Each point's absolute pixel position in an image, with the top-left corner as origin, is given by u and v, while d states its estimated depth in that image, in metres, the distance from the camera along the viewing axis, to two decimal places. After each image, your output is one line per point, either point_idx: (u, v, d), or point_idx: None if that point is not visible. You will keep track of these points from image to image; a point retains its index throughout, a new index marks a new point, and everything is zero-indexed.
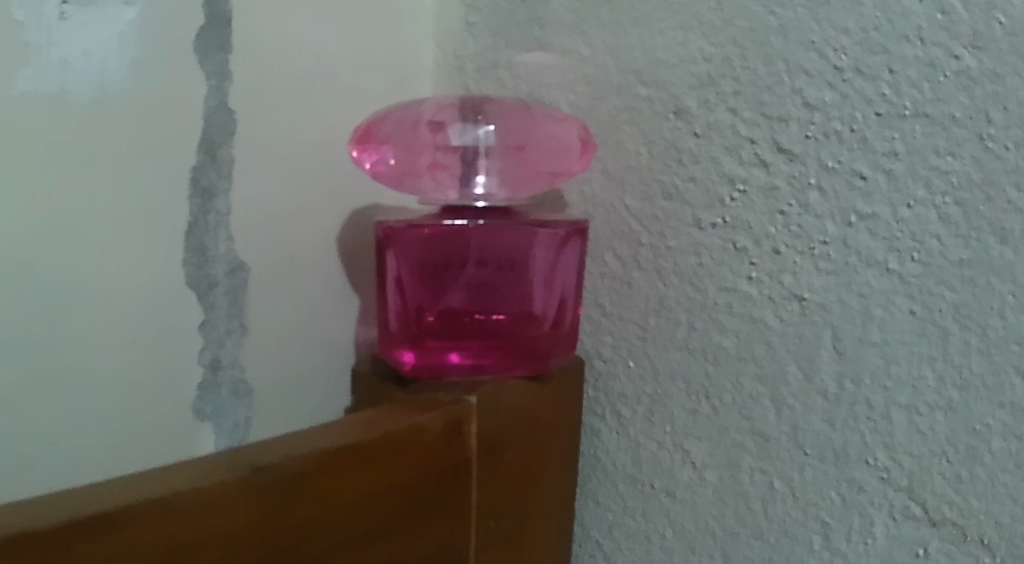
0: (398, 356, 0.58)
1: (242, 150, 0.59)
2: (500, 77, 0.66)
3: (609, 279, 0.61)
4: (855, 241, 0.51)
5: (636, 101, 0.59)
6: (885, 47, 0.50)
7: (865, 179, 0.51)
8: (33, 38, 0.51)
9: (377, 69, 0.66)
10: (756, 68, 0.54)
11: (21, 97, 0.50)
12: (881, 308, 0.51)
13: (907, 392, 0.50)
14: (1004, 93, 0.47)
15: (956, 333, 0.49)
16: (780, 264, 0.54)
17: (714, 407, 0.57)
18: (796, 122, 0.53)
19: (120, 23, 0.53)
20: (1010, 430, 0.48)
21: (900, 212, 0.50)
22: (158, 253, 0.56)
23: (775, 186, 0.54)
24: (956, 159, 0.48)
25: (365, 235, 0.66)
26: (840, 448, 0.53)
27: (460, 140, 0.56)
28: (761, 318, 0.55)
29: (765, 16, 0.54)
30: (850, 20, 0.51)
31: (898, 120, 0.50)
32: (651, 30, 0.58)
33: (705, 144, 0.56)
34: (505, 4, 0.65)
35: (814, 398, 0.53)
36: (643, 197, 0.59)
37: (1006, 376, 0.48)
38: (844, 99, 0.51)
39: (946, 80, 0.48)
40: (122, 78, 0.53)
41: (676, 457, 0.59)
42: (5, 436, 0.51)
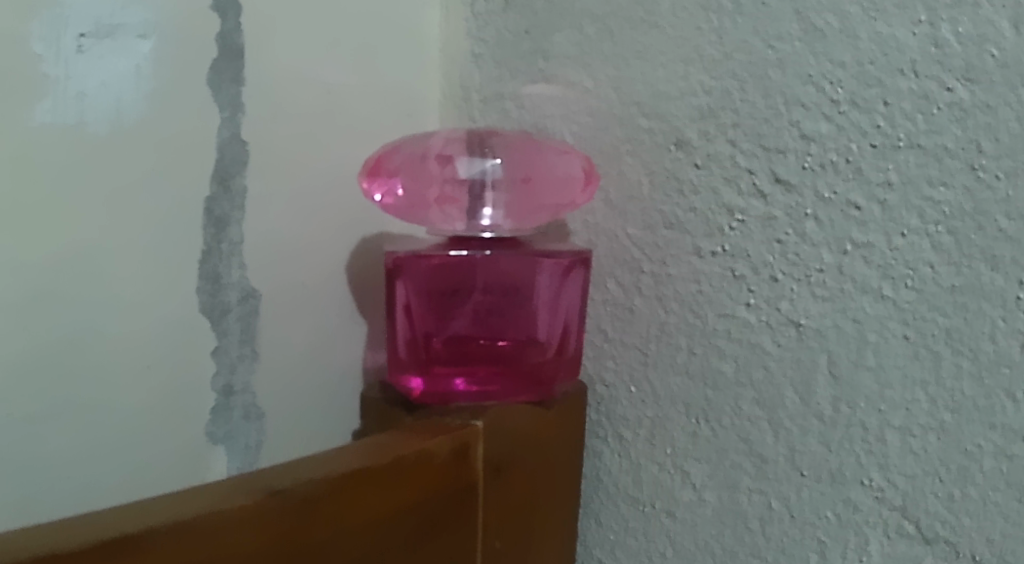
0: (406, 382, 0.59)
1: (255, 181, 0.60)
2: (505, 108, 0.68)
3: (612, 306, 0.63)
4: (850, 269, 0.53)
5: (638, 132, 0.61)
6: (881, 80, 0.52)
7: (860, 210, 0.53)
8: (52, 70, 0.52)
9: (386, 102, 0.68)
10: (754, 101, 0.56)
11: (39, 128, 0.52)
12: (875, 333, 0.53)
13: (901, 415, 0.52)
14: (995, 124, 0.49)
15: (948, 357, 0.51)
16: (778, 291, 0.56)
17: (713, 429, 0.58)
18: (793, 153, 0.55)
19: (136, 55, 0.55)
20: (1001, 450, 0.50)
21: (894, 241, 0.52)
22: (173, 280, 0.57)
23: (773, 216, 0.55)
24: (949, 189, 0.50)
25: (374, 263, 0.67)
26: (836, 469, 0.54)
27: (467, 173, 0.58)
28: (759, 343, 0.56)
29: (764, 50, 0.56)
30: (847, 53, 0.53)
31: (892, 151, 0.52)
32: (652, 63, 0.60)
33: (705, 174, 0.58)
34: (511, 36, 0.68)
35: (811, 421, 0.55)
36: (645, 226, 0.61)
37: (997, 399, 0.50)
38: (840, 131, 0.53)
39: (939, 112, 0.51)
40: (138, 109, 0.55)
41: (676, 478, 0.60)
42: (26, 459, 0.52)
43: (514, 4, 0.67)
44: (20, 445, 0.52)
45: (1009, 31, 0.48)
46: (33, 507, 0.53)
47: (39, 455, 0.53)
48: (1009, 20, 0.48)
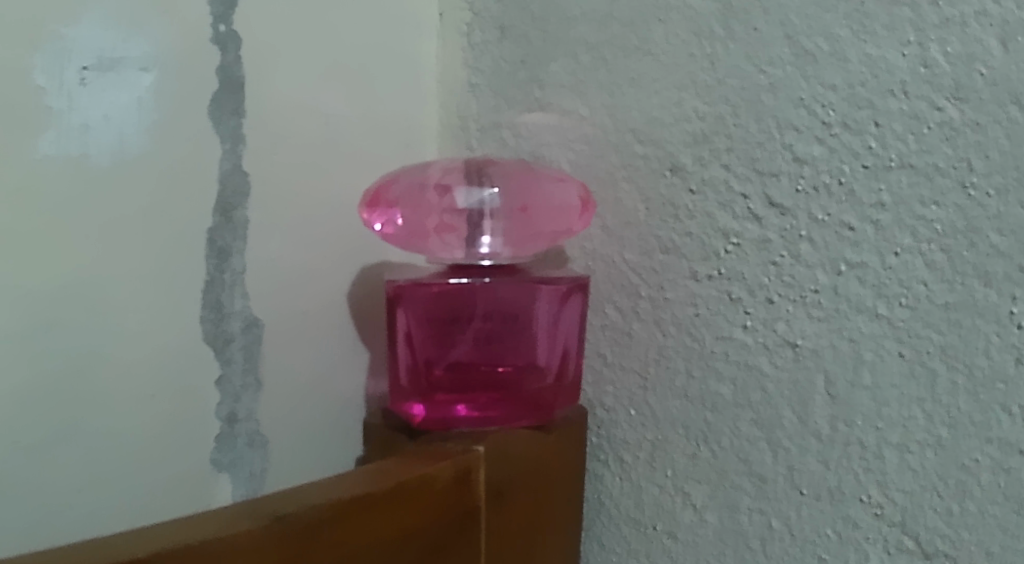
0: (408, 409, 0.60)
1: (257, 211, 0.61)
2: (502, 137, 0.69)
3: (611, 331, 0.63)
4: (845, 289, 0.54)
5: (634, 158, 0.62)
6: (871, 101, 0.53)
7: (854, 230, 0.53)
8: (56, 102, 0.53)
9: (384, 131, 0.69)
10: (747, 125, 0.57)
11: (43, 160, 0.53)
12: (871, 352, 0.53)
13: (898, 432, 0.52)
14: (985, 142, 0.50)
15: (943, 374, 0.51)
16: (774, 312, 0.56)
17: (713, 451, 0.59)
18: (786, 176, 0.55)
19: (138, 88, 0.56)
20: (999, 463, 0.50)
21: (888, 260, 0.52)
22: (177, 308, 0.58)
23: (768, 239, 0.56)
24: (941, 208, 0.51)
25: (374, 291, 0.68)
26: (835, 487, 0.55)
27: (466, 202, 0.59)
28: (756, 364, 0.57)
29: (756, 75, 0.57)
30: (837, 76, 0.54)
31: (884, 172, 0.52)
32: (646, 90, 0.61)
33: (700, 200, 0.59)
34: (507, 65, 0.69)
35: (809, 440, 0.55)
36: (641, 251, 0.62)
37: (993, 413, 0.50)
38: (832, 153, 0.54)
39: (929, 132, 0.51)
40: (141, 141, 0.56)
41: (677, 500, 0.60)
42: (33, 486, 0.53)
43: (510, 33, 0.69)
44: (23, 472, 0.53)
45: (997, 50, 0.49)
46: (36, 535, 0.53)
47: (43, 482, 0.53)
48: (996, 38, 0.49)
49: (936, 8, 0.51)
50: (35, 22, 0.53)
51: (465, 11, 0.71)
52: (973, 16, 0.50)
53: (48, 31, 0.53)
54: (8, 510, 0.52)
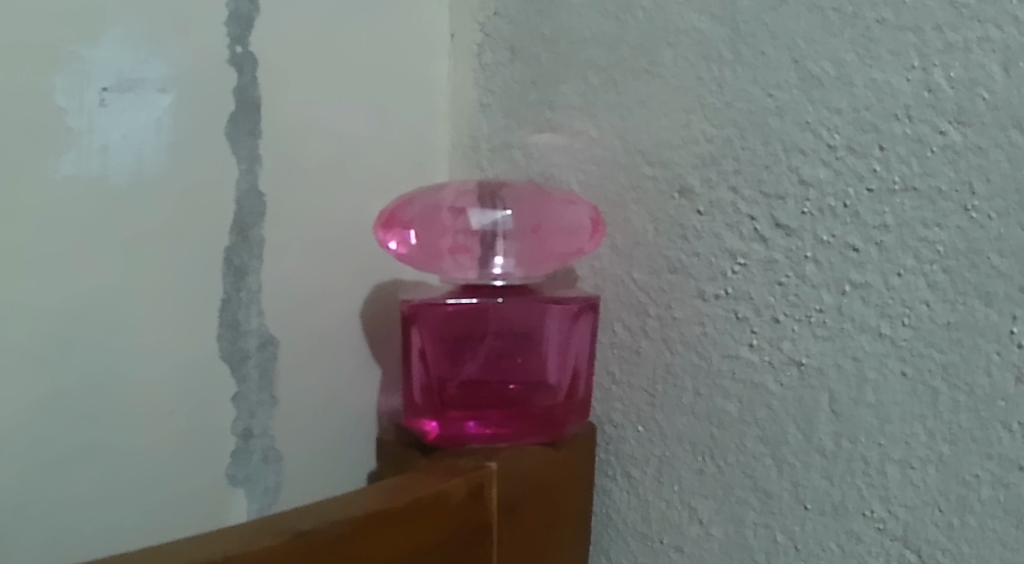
0: (421, 426, 0.61)
1: (273, 231, 0.63)
2: (512, 156, 0.71)
3: (619, 348, 0.64)
4: (850, 309, 0.55)
5: (643, 179, 0.63)
6: (876, 125, 0.54)
7: (858, 252, 0.54)
8: (76, 123, 0.55)
9: (397, 152, 0.70)
10: (754, 148, 0.58)
11: (64, 179, 0.54)
12: (874, 371, 0.54)
13: (901, 448, 0.54)
14: (987, 165, 0.51)
15: (945, 392, 0.52)
16: (780, 332, 0.57)
17: (719, 466, 0.60)
18: (792, 198, 0.57)
19: (156, 109, 0.58)
20: (999, 479, 0.51)
21: (891, 281, 0.53)
22: (193, 326, 0.59)
23: (774, 259, 0.57)
24: (943, 230, 0.52)
25: (388, 308, 0.69)
26: (839, 502, 0.56)
27: (479, 223, 0.60)
28: (762, 383, 0.58)
29: (764, 98, 0.58)
30: (843, 100, 0.55)
31: (888, 195, 0.54)
32: (655, 112, 0.63)
33: (708, 221, 0.60)
34: (517, 87, 0.70)
35: (814, 456, 0.56)
36: (649, 270, 0.63)
37: (994, 430, 0.51)
38: (838, 176, 0.55)
39: (933, 155, 0.52)
40: (159, 161, 0.58)
41: (684, 514, 0.61)
42: (51, 500, 0.54)
43: (521, 55, 0.70)
44: (41, 485, 0.54)
45: (999, 74, 0.51)
46: (54, 549, 0.54)
47: (61, 495, 0.54)
48: (999, 63, 0.51)
49: (940, 34, 0.52)
50: (56, 43, 0.54)
51: (475, 32, 0.73)
52: (976, 41, 0.51)
53: (70, 52, 0.55)
54: (28, 523, 0.53)
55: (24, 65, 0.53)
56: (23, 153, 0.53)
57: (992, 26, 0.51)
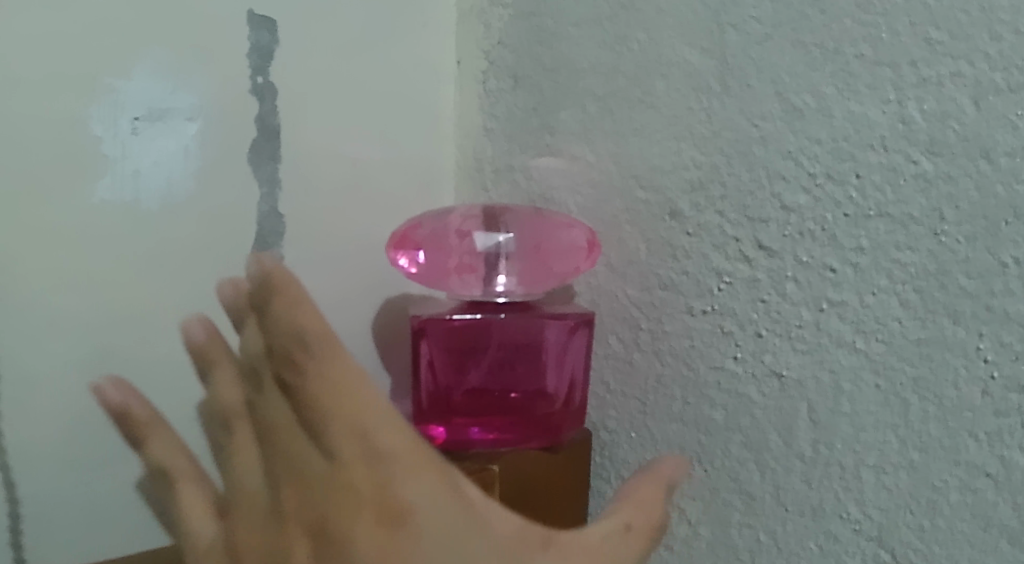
0: (429, 431, 0.65)
1: (291, 251, 0.69)
2: (515, 178, 0.76)
3: (613, 359, 0.69)
4: (827, 325, 0.59)
5: (636, 202, 0.68)
6: (853, 154, 0.58)
7: (835, 272, 0.59)
8: (111, 151, 0.62)
9: (407, 174, 0.76)
10: (740, 174, 0.62)
11: (100, 202, 0.61)
12: (850, 382, 0.58)
13: (875, 454, 0.58)
14: (956, 193, 0.55)
15: (915, 403, 0.56)
16: (763, 345, 0.62)
17: (706, 470, 0.64)
18: (774, 222, 0.61)
19: (184, 137, 0.64)
20: (965, 484, 0.55)
21: (866, 299, 0.58)
22: (217, 333, 0.66)
23: (757, 278, 0.62)
24: (914, 252, 0.56)
25: (398, 320, 0.75)
26: (818, 504, 0.60)
27: (483, 245, 0.64)
28: (746, 393, 0.62)
29: (749, 128, 0.62)
30: (823, 131, 0.59)
31: (864, 220, 0.57)
32: (649, 139, 0.67)
33: (697, 242, 0.64)
34: (520, 112, 0.75)
35: (794, 461, 0.61)
36: (642, 287, 0.67)
37: (961, 438, 0.55)
38: (817, 203, 0.59)
39: (905, 183, 0.56)
40: (187, 186, 0.65)
41: (674, 514, 0.66)
42: (94, 492, 0.62)
43: (523, 82, 0.75)
44: (78, 472, 0.62)
45: (970, 107, 0.54)
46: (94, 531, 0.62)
47: (100, 488, 0.62)
48: (969, 97, 0.54)
49: (914, 69, 0.56)
50: (92, 79, 0.61)
51: (480, 60, 0.77)
52: (948, 77, 0.55)
53: (105, 85, 0.61)
54: (71, 513, 0.62)
55: (64, 102, 0.60)
56: (62, 181, 0.60)
57: (964, 62, 0.54)
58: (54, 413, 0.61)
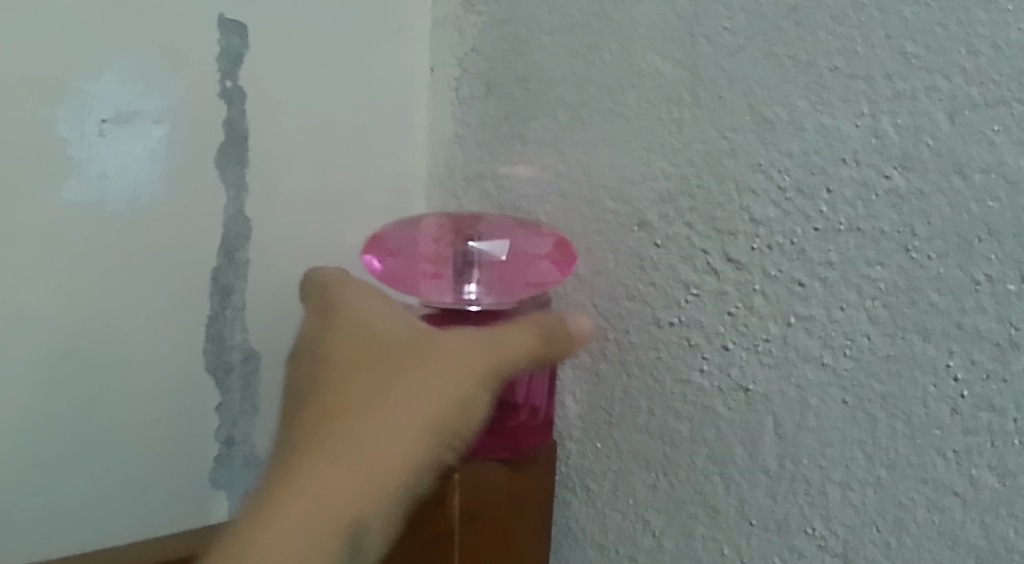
0: None
1: (257, 254, 0.69)
2: (485, 187, 0.75)
3: (581, 370, 0.69)
4: (794, 339, 0.59)
5: (605, 213, 0.67)
6: (824, 168, 0.58)
7: (803, 286, 0.58)
8: (77, 152, 0.62)
9: (375, 180, 0.76)
10: (709, 187, 0.62)
11: (66, 203, 0.61)
12: (817, 398, 0.58)
13: (841, 470, 0.58)
14: (928, 209, 0.55)
15: (883, 420, 0.56)
16: (729, 358, 0.61)
17: (671, 482, 0.64)
18: (743, 235, 0.61)
19: (152, 139, 0.64)
20: (933, 502, 0.55)
21: (835, 314, 0.58)
22: (182, 337, 0.66)
23: (725, 291, 0.61)
24: (884, 268, 0.56)
25: None
26: (782, 519, 0.60)
27: (453, 252, 0.65)
28: (712, 406, 0.62)
29: (719, 140, 0.62)
30: (794, 144, 0.59)
31: (834, 234, 0.57)
32: (619, 150, 0.67)
33: (665, 253, 0.64)
34: (491, 120, 0.75)
35: (759, 476, 0.60)
36: (610, 298, 0.67)
37: (929, 456, 0.55)
38: (786, 216, 0.59)
39: (876, 199, 0.56)
40: (153, 188, 0.64)
41: (638, 526, 0.66)
42: (56, 496, 0.62)
43: (495, 90, 0.74)
44: (40, 476, 0.62)
45: (944, 123, 0.54)
46: (54, 536, 0.62)
47: (61, 490, 0.62)
48: (945, 112, 0.54)
49: (889, 83, 0.56)
50: (59, 78, 0.61)
51: (454, 68, 0.77)
52: (923, 91, 0.55)
53: (70, 86, 0.61)
54: (30, 517, 0.61)
55: (30, 103, 0.60)
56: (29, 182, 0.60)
57: (940, 76, 0.54)
58: (19, 412, 0.61)
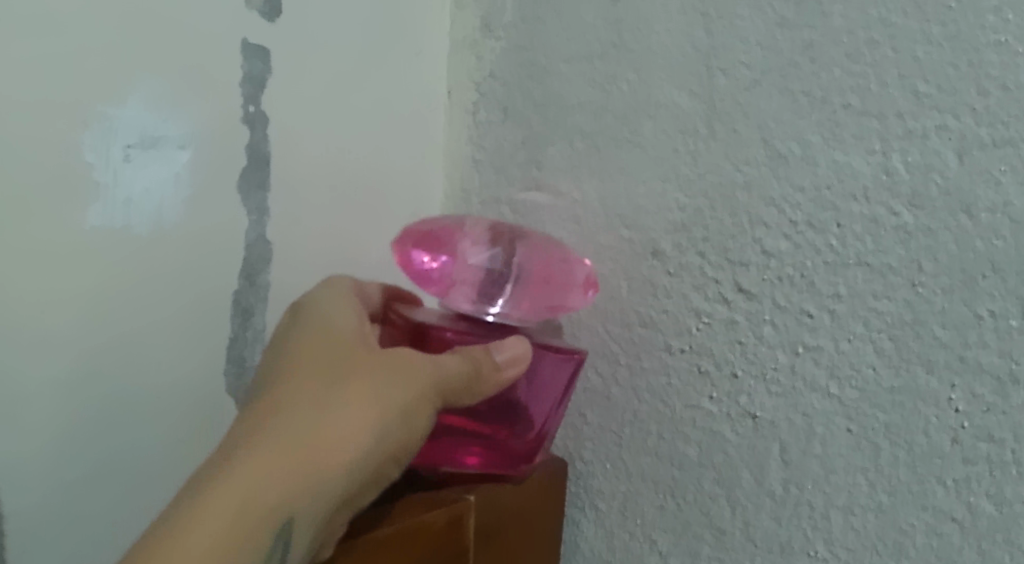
0: None
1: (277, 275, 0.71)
2: (501, 210, 0.77)
3: (591, 393, 0.70)
4: (801, 369, 0.60)
5: (620, 240, 0.69)
6: (835, 204, 0.59)
7: (812, 317, 0.60)
8: (103, 177, 0.63)
9: (392, 202, 0.78)
10: (722, 218, 0.64)
11: (92, 228, 0.62)
12: (822, 426, 0.60)
13: (844, 496, 0.59)
14: (935, 245, 0.56)
15: (886, 448, 0.58)
16: (738, 386, 0.63)
17: (678, 504, 0.66)
18: (754, 266, 0.62)
19: (175, 164, 0.66)
20: (932, 528, 0.56)
21: (842, 345, 0.59)
22: (199, 358, 0.68)
23: (735, 320, 0.63)
24: (891, 301, 0.58)
25: None
26: (786, 542, 0.61)
27: (492, 267, 0.64)
28: (720, 431, 0.64)
29: (733, 173, 0.64)
30: (807, 179, 0.61)
31: (843, 268, 0.59)
32: (635, 179, 0.69)
33: (677, 281, 0.66)
34: (509, 146, 0.76)
35: (764, 500, 0.62)
36: (622, 323, 0.69)
37: (929, 484, 0.56)
38: (797, 248, 0.61)
39: (885, 234, 0.58)
40: (177, 211, 0.66)
41: (645, 545, 0.67)
42: (78, 518, 0.63)
43: (512, 115, 0.76)
44: (62, 498, 0.62)
45: (953, 161, 0.56)
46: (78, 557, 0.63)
47: (84, 512, 0.63)
48: (954, 151, 0.56)
49: (900, 121, 0.58)
50: (88, 105, 0.62)
51: (472, 92, 0.79)
52: (934, 130, 0.57)
53: (97, 113, 0.62)
54: (53, 538, 0.62)
55: (61, 129, 0.61)
56: (57, 207, 0.61)
57: (950, 116, 0.56)
58: (43, 434, 0.61)
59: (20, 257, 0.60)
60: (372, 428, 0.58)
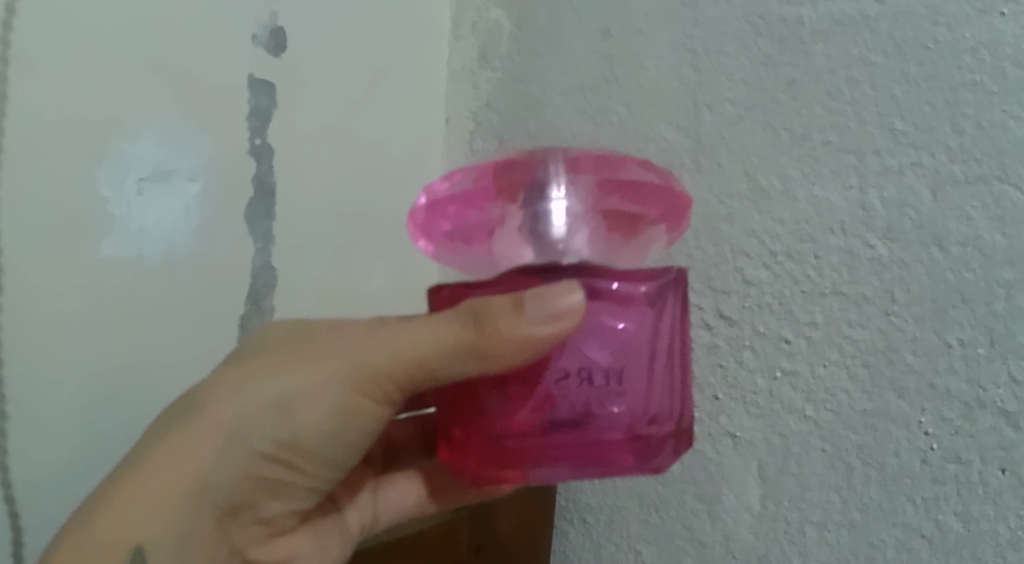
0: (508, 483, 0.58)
1: (282, 299, 0.74)
2: None
3: None
4: (779, 392, 0.64)
5: None
6: (813, 236, 0.63)
7: (789, 343, 0.64)
8: (117, 210, 0.65)
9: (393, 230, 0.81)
10: (705, 248, 0.67)
11: (107, 258, 0.65)
12: (798, 446, 0.63)
13: (818, 512, 0.62)
14: (908, 278, 0.60)
15: (859, 468, 0.61)
16: (718, 408, 0.66)
17: (662, 517, 0.69)
18: (735, 294, 0.66)
19: (186, 196, 0.69)
20: (902, 544, 0.60)
21: (817, 370, 0.63)
22: None
23: (716, 344, 0.67)
24: (865, 329, 0.61)
25: None
26: (764, 554, 0.64)
27: (524, 202, 0.56)
28: (701, 449, 0.67)
29: (717, 205, 0.67)
30: (787, 212, 0.64)
31: (819, 297, 0.63)
32: None
33: None
34: None
35: (744, 515, 0.65)
36: None
37: (899, 502, 0.60)
38: (776, 278, 0.64)
39: (861, 266, 0.61)
40: (187, 241, 0.69)
41: (630, 556, 0.70)
42: None
43: (508, 145, 0.81)
44: None
45: (927, 197, 0.59)
46: None
47: None
48: (928, 187, 0.59)
49: (878, 158, 0.61)
50: (104, 142, 0.65)
51: (468, 120, 0.85)
52: (909, 167, 0.60)
53: (113, 148, 0.65)
54: None
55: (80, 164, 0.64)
56: (75, 239, 0.64)
57: (926, 153, 0.60)
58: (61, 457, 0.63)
59: (43, 286, 0.62)
60: (296, 422, 0.56)
